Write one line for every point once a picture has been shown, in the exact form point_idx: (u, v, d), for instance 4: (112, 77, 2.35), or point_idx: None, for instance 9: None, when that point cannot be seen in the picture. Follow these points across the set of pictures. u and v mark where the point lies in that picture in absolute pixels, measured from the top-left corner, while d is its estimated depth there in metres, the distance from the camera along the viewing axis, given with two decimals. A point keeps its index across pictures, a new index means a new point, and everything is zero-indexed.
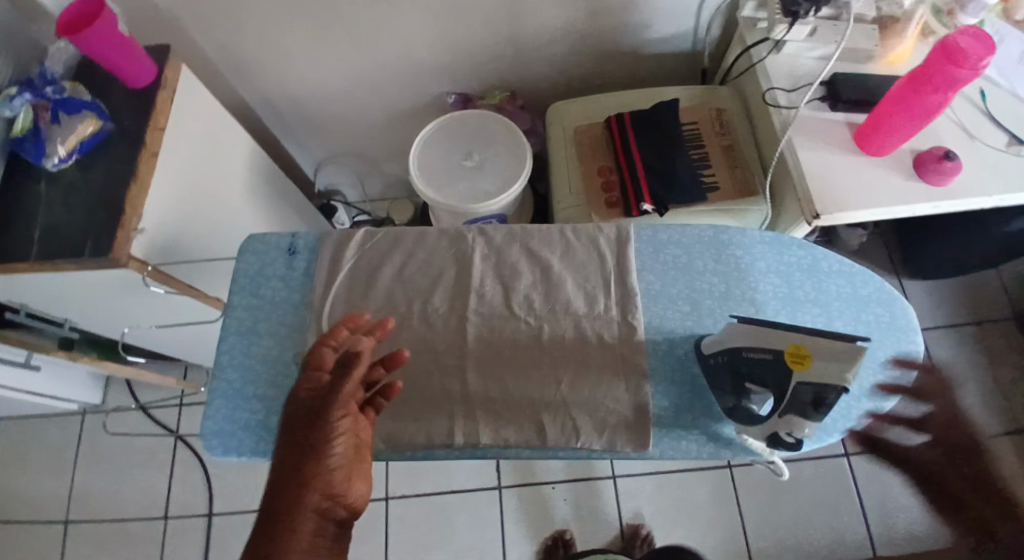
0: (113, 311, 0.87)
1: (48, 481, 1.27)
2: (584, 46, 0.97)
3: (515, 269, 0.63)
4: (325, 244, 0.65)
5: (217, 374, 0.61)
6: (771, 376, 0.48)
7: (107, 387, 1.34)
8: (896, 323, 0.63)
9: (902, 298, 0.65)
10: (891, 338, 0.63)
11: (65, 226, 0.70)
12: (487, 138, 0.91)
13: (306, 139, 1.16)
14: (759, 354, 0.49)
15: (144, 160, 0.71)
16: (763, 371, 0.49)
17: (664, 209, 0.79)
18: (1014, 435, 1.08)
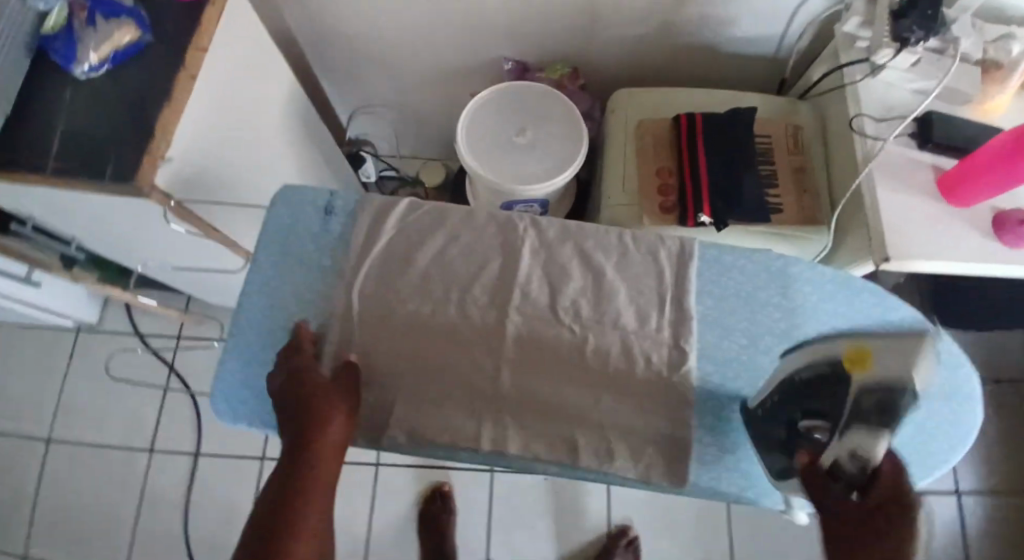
0: (126, 239, 0.83)
1: (38, 393, 1.26)
2: (660, 31, 0.90)
3: (566, 270, 0.58)
4: (362, 209, 0.60)
5: (235, 333, 0.57)
6: (829, 398, 0.47)
7: (105, 307, 1.31)
8: (953, 390, 0.60)
9: (969, 366, 0.61)
10: (944, 406, 0.60)
11: (84, 138, 0.63)
12: (544, 116, 0.85)
13: (346, 85, 1.10)
14: (817, 368, 0.49)
15: (184, 82, 0.65)
16: (821, 389, 0.48)
17: (721, 225, 0.74)
18: (1014, 500, 1.07)
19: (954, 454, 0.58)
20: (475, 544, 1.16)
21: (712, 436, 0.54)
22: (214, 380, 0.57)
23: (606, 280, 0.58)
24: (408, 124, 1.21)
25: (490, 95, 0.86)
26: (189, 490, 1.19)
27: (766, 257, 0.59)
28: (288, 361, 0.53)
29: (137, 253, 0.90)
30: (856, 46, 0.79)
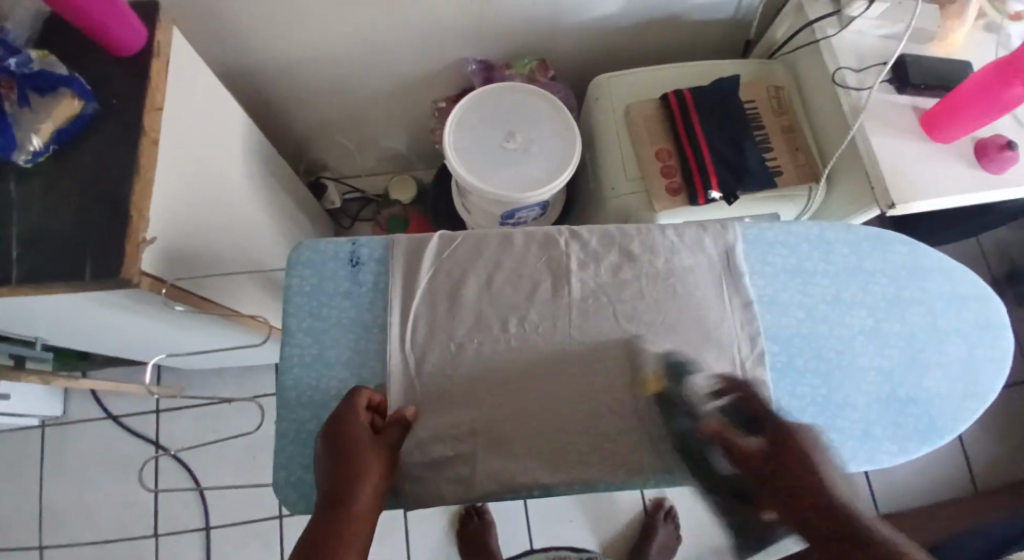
0: (103, 329, 0.74)
1: (11, 505, 1.13)
2: (623, 11, 0.88)
3: (618, 280, 0.58)
4: (395, 254, 0.59)
5: (284, 415, 0.54)
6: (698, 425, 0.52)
7: (67, 396, 1.18)
8: (991, 320, 0.63)
9: (993, 296, 0.64)
10: (988, 336, 0.62)
11: (48, 235, 0.55)
12: (530, 116, 0.83)
13: (297, 111, 1.02)
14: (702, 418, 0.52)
15: (148, 147, 0.58)
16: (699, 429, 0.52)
17: (732, 198, 0.74)
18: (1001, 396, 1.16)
19: (1002, 376, 0.61)
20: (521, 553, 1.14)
21: (791, 412, 0.56)
22: (272, 471, 0.53)
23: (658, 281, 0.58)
24: (368, 140, 1.14)
25: (467, 105, 0.82)
26: None
27: (803, 228, 0.62)
28: (329, 419, 0.50)
29: (109, 339, 0.81)
30: (820, 0, 0.80)
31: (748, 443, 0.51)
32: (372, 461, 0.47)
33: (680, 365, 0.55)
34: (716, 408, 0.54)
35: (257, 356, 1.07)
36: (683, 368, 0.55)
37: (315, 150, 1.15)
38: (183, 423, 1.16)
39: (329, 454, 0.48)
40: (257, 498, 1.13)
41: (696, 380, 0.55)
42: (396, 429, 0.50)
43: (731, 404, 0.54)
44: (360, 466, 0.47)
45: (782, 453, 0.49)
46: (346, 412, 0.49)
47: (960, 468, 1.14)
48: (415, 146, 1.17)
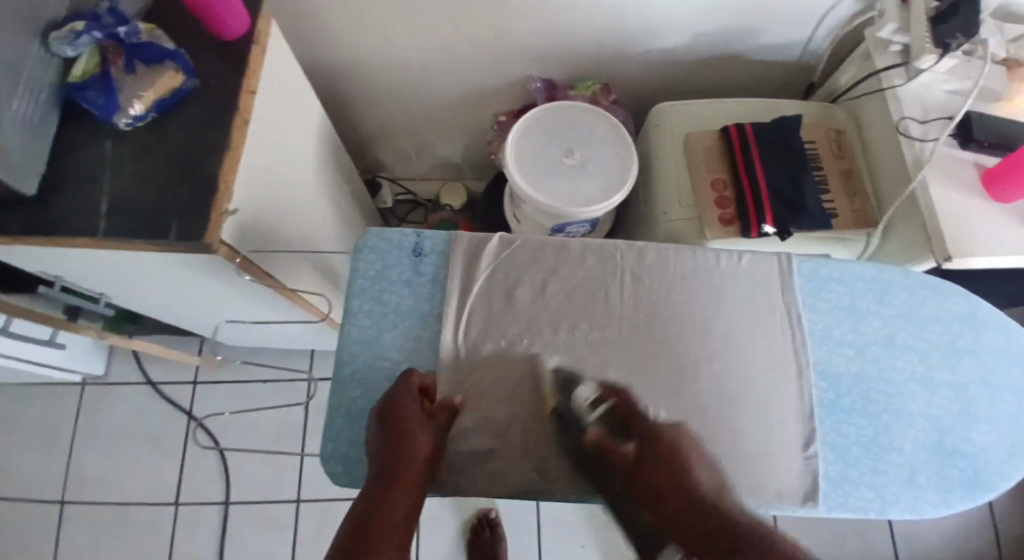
0: (168, 294, 0.79)
1: (52, 455, 1.19)
2: (691, 46, 0.91)
3: (669, 296, 0.60)
4: (456, 249, 0.62)
5: (338, 390, 0.57)
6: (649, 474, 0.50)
7: (111, 358, 1.24)
8: None
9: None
10: None
11: (137, 196, 0.59)
12: (590, 134, 0.85)
13: (362, 112, 1.07)
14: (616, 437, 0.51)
15: (238, 126, 0.62)
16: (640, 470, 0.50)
17: (787, 234, 0.74)
18: None
19: None
20: None
21: (835, 450, 0.56)
22: (321, 443, 0.55)
23: (709, 301, 0.59)
24: (425, 146, 1.18)
25: (530, 119, 0.85)
26: (221, 545, 1.12)
27: (858, 267, 0.63)
28: (384, 399, 0.52)
29: (166, 304, 0.85)
30: (888, 51, 0.81)
31: (622, 450, 0.49)
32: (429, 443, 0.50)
33: (573, 378, 0.55)
34: (598, 412, 0.52)
35: (298, 341, 1.10)
36: (572, 382, 0.55)
37: (374, 151, 1.20)
38: (219, 397, 1.20)
39: (383, 436, 0.50)
40: (277, 479, 1.15)
41: (578, 391, 0.53)
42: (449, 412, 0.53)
43: (608, 412, 0.52)
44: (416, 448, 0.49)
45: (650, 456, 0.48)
46: (403, 395, 0.52)
47: (991, 540, 1.10)
48: (468, 156, 1.21)
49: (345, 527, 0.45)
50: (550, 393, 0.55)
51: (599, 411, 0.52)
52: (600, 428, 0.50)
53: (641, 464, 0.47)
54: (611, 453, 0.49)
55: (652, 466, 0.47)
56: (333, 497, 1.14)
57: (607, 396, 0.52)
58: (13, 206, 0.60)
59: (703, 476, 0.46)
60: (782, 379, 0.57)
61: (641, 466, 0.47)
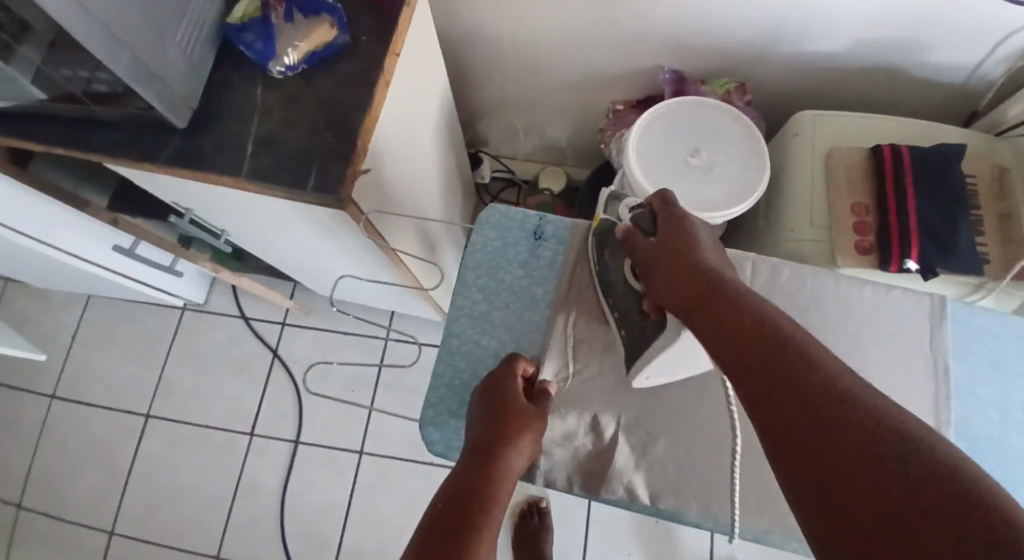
0: (282, 238, 0.82)
1: (150, 367, 1.30)
2: (844, 54, 0.84)
3: (801, 324, 0.56)
4: (578, 238, 0.60)
5: (444, 360, 0.57)
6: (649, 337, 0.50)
7: (211, 287, 1.32)
8: None
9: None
10: None
11: (280, 143, 0.61)
12: (721, 136, 0.80)
13: (479, 83, 1.06)
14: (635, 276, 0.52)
15: (381, 89, 0.62)
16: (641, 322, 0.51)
17: (931, 274, 0.68)
18: None
19: None
20: None
21: None
22: (422, 410, 0.56)
23: (846, 333, 0.55)
24: (532, 126, 1.17)
25: (658, 110, 0.81)
26: (286, 480, 1.18)
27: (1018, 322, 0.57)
28: (482, 385, 0.53)
29: (277, 248, 0.88)
30: None
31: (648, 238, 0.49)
32: (524, 419, 0.49)
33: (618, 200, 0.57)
34: (636, 213, 0.53)
35: (385, 301, 1.12)
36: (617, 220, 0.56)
37: (481, 125, 1.20)
38: (303, 341, 1.26)
39: (485, 411, 0.50)
40: (344, 429, 1.20)
41: (627, 203, 0.54)
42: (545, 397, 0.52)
43: (647, 215, 0.52)
44: (510, 422, 0.48)
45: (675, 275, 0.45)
46: (507, 378, 0.52)
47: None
48: (574, 141, 1.19)
49: (440, 498, 0.43)
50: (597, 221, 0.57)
51: (638, 215, 0.53)
52: (633, 225, 0.52)
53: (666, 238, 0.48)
54: (635, 238, 0.50)
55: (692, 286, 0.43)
56: (393, 456, 1.17)
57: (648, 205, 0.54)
58: (166, 135, 0.63)
59: (711, 249, 0.46)
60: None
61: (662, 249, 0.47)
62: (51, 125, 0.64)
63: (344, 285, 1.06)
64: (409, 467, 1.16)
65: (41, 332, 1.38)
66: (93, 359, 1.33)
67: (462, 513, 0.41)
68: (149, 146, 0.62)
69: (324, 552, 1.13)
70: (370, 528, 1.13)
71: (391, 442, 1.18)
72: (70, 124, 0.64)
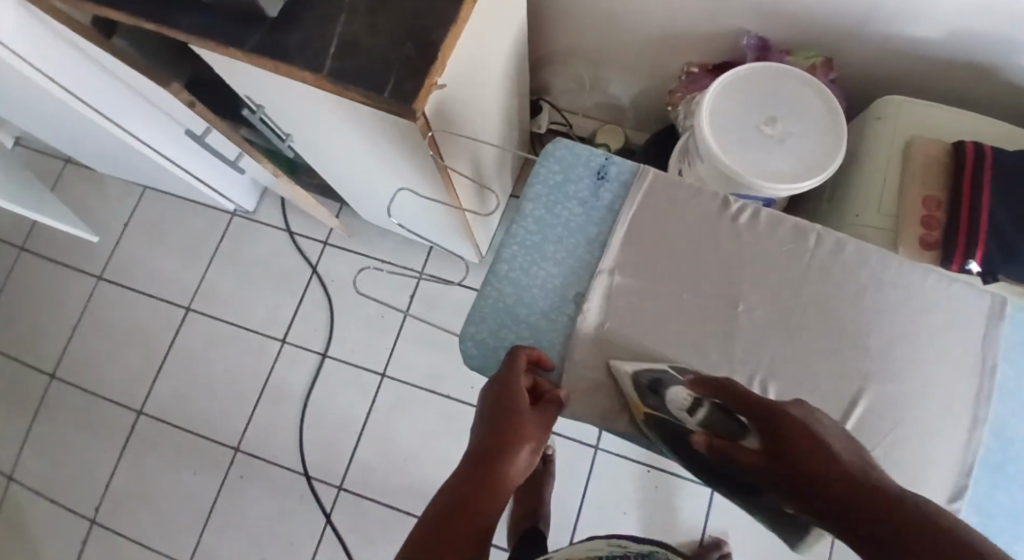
0: (343, 151, 0.84)
1: (195, 264, 1.35)
2: (944, 42, 0.80)
3: (850, 301, 0.55)
4: (641, 183, 0.60)
5: (491, 282, 0.59)
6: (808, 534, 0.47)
7: (261, 198, 1.36)
8: None
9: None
10: None
11: (363, 46, 0.61)
12: (798, 108, 0.78)
13: (554, 26, 1.04)
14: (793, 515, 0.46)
15: (467, 6, 0.61)
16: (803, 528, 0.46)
17: (991, 278, 0.66)
18: None
19: None
20: (568, 513, 1.17)
21: (980, 512, 0.53)
22: (464, 324, 0.58)
23: (901, 318, 0.55)
24: (600, 80, 1.15)
25: (737, 74, 0.79)
26: (309, 389, 1.23)
27: None
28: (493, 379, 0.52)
29: (335, 161, 0.90)
30: None
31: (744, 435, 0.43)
32: (536, 426, 0.47)
33: (659, 381, 0.51)
34: (699, 417, 0.47)
35: (427, 233, 1.13)
36: (662, 384, 0.50)
37: (547, 72, 1.18)
38: (341, 261, 1.29)
39: (494, 404, 0.48)
40: (370, 351, 1.24)
41: (673, 390, 0.49)
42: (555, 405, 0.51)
43: (711, 410, 0.47)
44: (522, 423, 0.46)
45: (779, 432, 0.40)
46: (513, 369, 0.51)
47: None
48: (639, 101, 1.16)
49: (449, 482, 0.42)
50: (636, 401, 0.52)
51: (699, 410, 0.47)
52: (710, 431, 0.46)
53: (779, 430, 0.40)
54: (732, 452, 0.43)
55: (806, 447, 0.37)
56: (414, 385, 1.21)
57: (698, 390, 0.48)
58: (253, 25, 0.64)
59: (835, 439, 0.38)
60: (952, 423, 0.52)
61: (784, 449, 0.38)
62: (145, 1, 0.66)
63: (393, 210, 1.06)
64: (427, 397, 1.20)
65: (97, 216, 1.44)
66: (143, 250, 1.39)
67: (466, 496, 0.40)
68: (236, 33, 0.63)
69: (337, 461, 1.19)
70: (382, 447, 1.18)
71: (413, 370, 1.22)
72: (163, 3, 0.65)
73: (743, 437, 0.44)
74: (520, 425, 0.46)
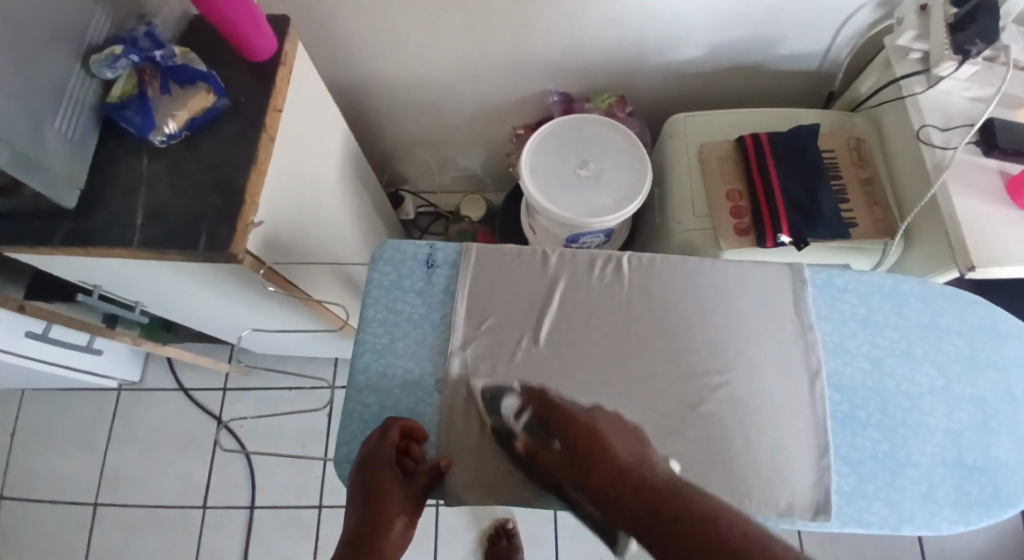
0: (195, 301, 0.82)
1: (85, 455, 1.24)
2: (710, 57, 0.91)
3: (679, 312, 0.61)
4: (468, 260, 0.64)
5: (352, 398, 0.59)
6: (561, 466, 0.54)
7: (145, 364, 1.30)
8: None
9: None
10: None
11: (170, 208, 0.62)
12: (604, 146, 0.86)
13: (386, 124, 1.09)
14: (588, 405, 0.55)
15: (264, 144, 0.64)
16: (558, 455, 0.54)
17: (803, 243, 0.74)
18: None
19: None
20: None
21: (851, 461, 0.56)
22: (335, 447, 0.57)
23: (727, 312, 0.61)
24: (446, 159, 1.21)
25: (546, 130, 0.87)
26: (244, 549, 1.15)
27: (874, 277, 0.63)
28: (366, 440, 0.54)
29: (194, 313, 0.89)
30: (909, 59, 0.80)
31: (518, 439, 0.54)
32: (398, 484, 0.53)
33: (498, 392, 0.57)
34: (523, 422, 0.55)
35: (319, 349, 1.11)
36: (500, 393, 0.57)
37: (397, 164, 1.23)
38: (247, 403, 1.25)
39: (362, 474, 0.53)
40: (299, 486, 1.18)
41: (507, 401, 0.56)
42: (431, 476, 0.53)
43: (532, 419, 0.55)
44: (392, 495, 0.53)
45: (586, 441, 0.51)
46: (379, 444, 0.53)
47: None
48: (487, 167, 1.23)
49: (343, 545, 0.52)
50: (483, 413, 0.56)
51: (524, 422, 0.55)
52: (527, 436, 0.54)
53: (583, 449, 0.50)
54: (541, 453, 0.53)
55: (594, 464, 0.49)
56: None
57: (532, 402, 0.56)
58: (54, 216, 0.63)
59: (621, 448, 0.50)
60: (796, 388, 0.58)
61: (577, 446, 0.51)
62: None
63: (278, 340, 1.05)
64: None
65: None
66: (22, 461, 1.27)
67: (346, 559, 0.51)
68: (36, 229, 0.62)
69: None
70: None
71: None
72: None
73: (550, 441, 0.53)
74: (386, 485, 0.52)
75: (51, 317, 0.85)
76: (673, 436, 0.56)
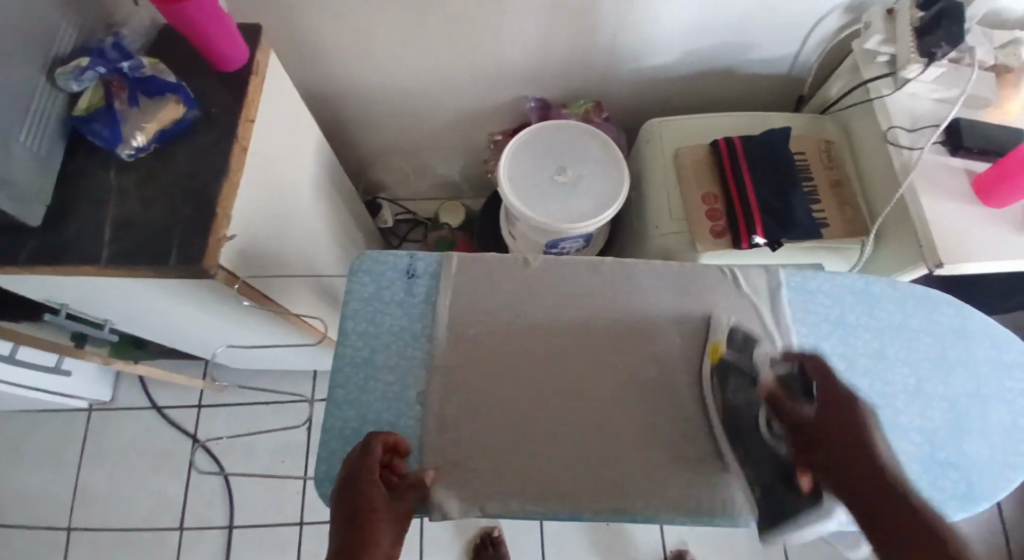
0: (168, 318, 0.80)
1: (54, 479, 1.20)
2: (683, 62, 0.92)
3: (659, 316, 0.61)
4: (448, 270, 0.63)
5: (332, 412, 0.58)
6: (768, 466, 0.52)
7: (117, 382, 1.26)
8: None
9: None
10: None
11: (139, 223, 0.60)
12: (582, 152, 0.86)
13: (362, 132, 1.08)
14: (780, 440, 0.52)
15: (237, 155, 0.63)
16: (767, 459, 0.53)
17: (777, 245, 0.76)
18: None
19: None
20: None
21: None
22: (315, 465, 0.56)
23: (704, 315, 0.61)
24: (423, 166, 1.20)
25: (524, 137, 0.87)
26: None
27: (846, 278, 0.65)
28: (349, 457, 0.53)
29: (167, 329, 0.86)
30: (877, 62, 0.81)
31: (805, 407, 0.50)
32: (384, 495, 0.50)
33: (728, 368, 0.58)
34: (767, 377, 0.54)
35: (297, 362, 1.10)
36: (736, 365, 0.57)
37: (374, 172, 1.22)
38: (225, 419, 1.22)
39: (345, 486, 0.50)
40: (281, 501, 1.16)
41: (757, 361, 0.57)
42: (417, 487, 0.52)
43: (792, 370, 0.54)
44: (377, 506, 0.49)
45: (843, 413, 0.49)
46: (365, 455, 0.51)
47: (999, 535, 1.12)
48: (465, 174, 1.23)
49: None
50: (716, 343, 0.59)
51: (782, 372, 0.54)
52: (778, 384, 0.53)
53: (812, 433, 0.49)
54: (789, 407, 0.51)
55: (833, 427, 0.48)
56: None
57: (792, 358, 0.55)
58: (16, 234, 0.61)
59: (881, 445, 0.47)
60: None
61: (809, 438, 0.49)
62: None
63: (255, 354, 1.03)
64: None
65: None
66: None
67: None
68: None
69: None
70: None
71: None
72: None
73: (803, 398, 0.51)
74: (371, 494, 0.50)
75: (16, 337, 0.82)
76: (655, 441, 0.56)
